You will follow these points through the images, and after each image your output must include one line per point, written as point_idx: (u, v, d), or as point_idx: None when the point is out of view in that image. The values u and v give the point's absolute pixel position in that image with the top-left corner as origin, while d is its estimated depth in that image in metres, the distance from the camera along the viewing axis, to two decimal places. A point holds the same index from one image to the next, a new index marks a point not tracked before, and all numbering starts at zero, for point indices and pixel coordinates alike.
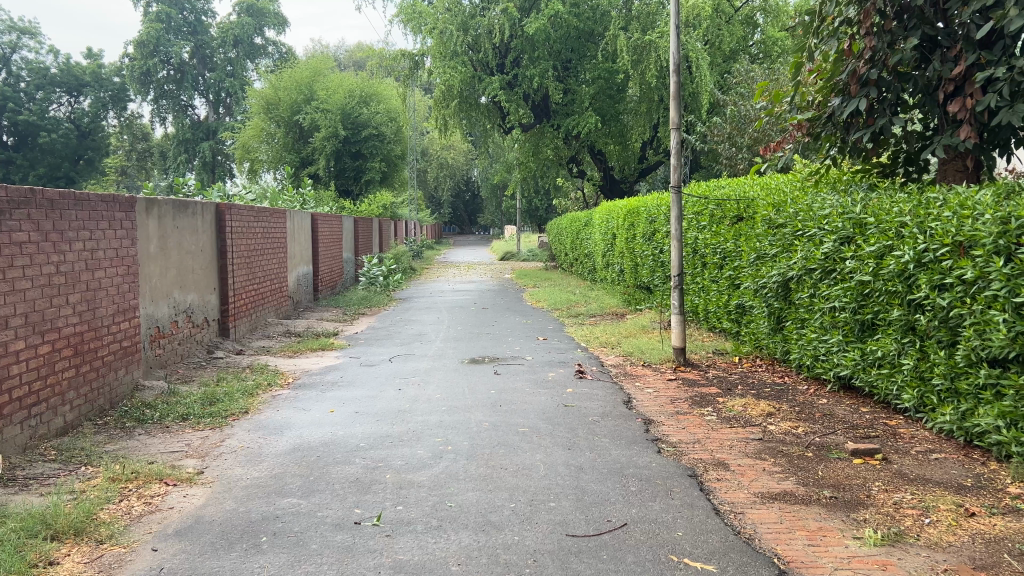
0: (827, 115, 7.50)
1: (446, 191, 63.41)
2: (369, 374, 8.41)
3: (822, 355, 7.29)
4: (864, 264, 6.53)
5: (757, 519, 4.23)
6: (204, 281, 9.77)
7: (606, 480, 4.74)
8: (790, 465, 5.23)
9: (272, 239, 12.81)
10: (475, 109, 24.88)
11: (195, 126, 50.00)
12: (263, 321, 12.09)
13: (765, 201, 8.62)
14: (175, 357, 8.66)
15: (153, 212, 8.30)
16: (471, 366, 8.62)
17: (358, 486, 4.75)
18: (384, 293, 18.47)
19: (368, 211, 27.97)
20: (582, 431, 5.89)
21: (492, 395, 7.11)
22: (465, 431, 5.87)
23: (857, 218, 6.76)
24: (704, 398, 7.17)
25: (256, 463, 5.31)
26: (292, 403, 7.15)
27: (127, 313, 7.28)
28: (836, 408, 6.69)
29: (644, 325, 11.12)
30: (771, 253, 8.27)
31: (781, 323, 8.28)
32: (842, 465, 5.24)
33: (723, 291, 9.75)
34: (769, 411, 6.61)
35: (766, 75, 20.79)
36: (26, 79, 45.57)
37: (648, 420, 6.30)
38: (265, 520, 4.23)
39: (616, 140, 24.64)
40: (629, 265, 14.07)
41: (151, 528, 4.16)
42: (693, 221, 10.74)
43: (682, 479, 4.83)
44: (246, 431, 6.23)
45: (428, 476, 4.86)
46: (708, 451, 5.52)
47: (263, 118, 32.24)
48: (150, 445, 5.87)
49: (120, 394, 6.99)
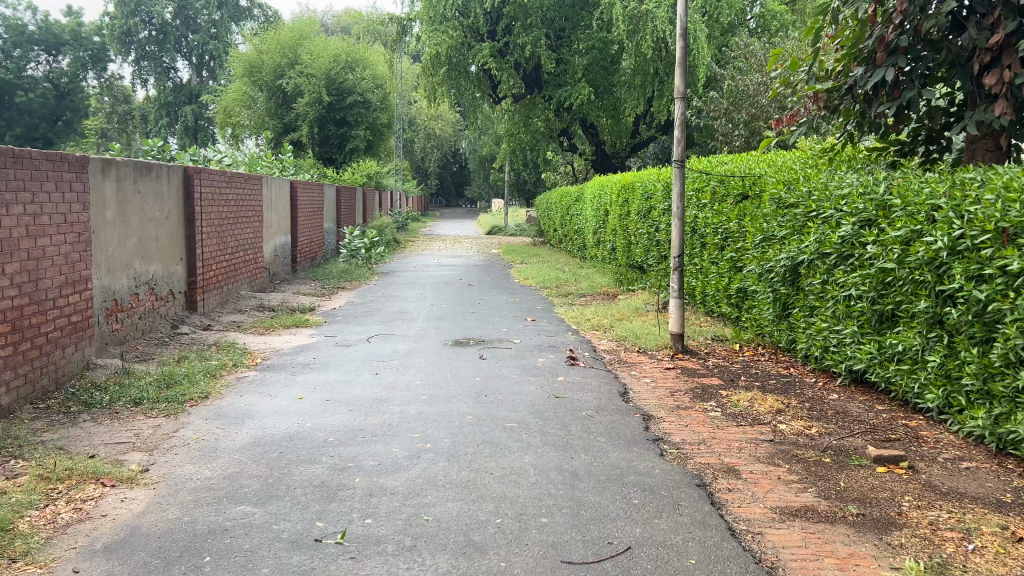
0: (850, 86, 6.88)
1: (433, 162, 62.48)
2: (344, 356, 7.79)
3: (833, 346, 6.76)
4: (887, 250, 5.96)
5: (779, 542, 3.69)
6: (169, 251, 9.11)
7: (604, 491, 4.17)
8: (808, 474, 4.69)
9: (247, 206, 12.12)
10: (464, 77, 24.06)
11: (177, 90, 48.81)
12: (235, 293, 11.43)
13: (774, 178, 8.05)
14: (134, 332, 8.01)
15: (111, 174, 7.60)
16: (455, 350, 8.03)
17: (322, 493, 4.16)
18: (367, 266, 17.85)
19: (352, 179, 27.20)
20: (576, 429, 5.31)
21: (476, 384, 6.51)
22: (446, 426, 5.29)
23: (880, 200, 6.19)
24: (706, 391, 6.63)
25: (209, 461, 4.71)
26: (258, 388, 6.54)
27: (76, 284, 6.60)
28: (849, 405, 6.17)
29: (638, 307, 10.57)
30: (780, 235, 7.70)
31: (787, 310, 7.74)
32: (865, 474, 4.69)
33: (724, 273, 9.20)
34: (778, 408, 6.07)
35: (765, 49, 20.30)
36: (4, 35, 44.38)
37: (648, 416, 5.75)
38: (212, 534, 3.66)
39: (609, 113, 24.02)
40: (622, 243, 13.51)
41: (77, 543, 3.57)
42: (694, 199, 10.12)
43: (689, 491, 4.27)
44: (204, 420, 5.62)
45: (402, 482, 4.28)
46: (715, 454, 4.97)
47: (246, 82, 31.24)
48: (94, 435, 5.25)
49: (67, 373, 6.36)
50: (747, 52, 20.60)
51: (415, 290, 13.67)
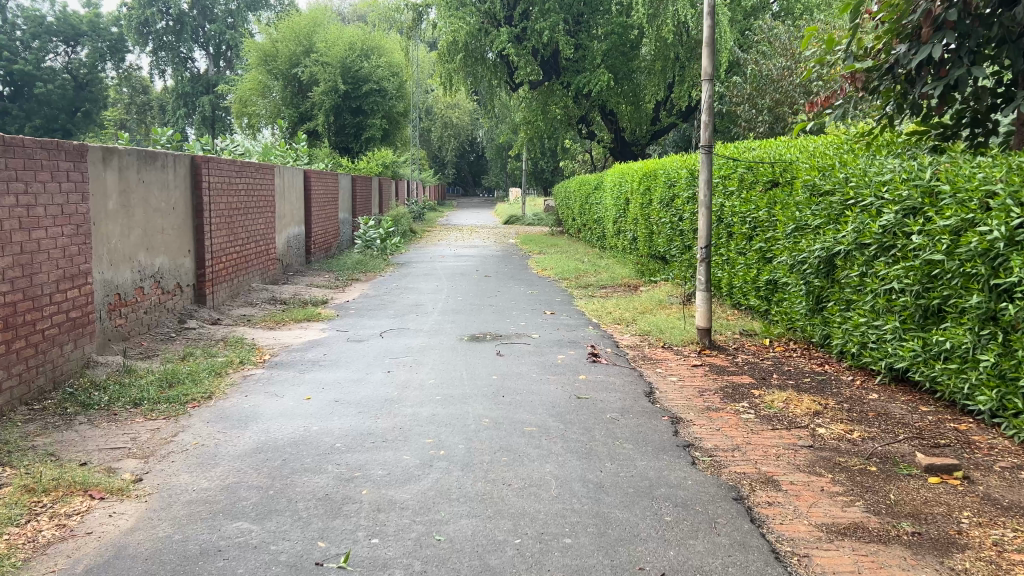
0: (890, 65, 6.30)
1: (450, 151, 62.12)
2: (356, 353, 7.47)
3: (872, 343, 6.35)
4: (934, 241, 5.53)
5: (829, 567, 3.32)
6: (176, 243, 8.82)
7: (633, 506, 3.81)
8: (854, 485, 4.30)
9: (259, 197, 11.83)
10: (481, 64, 23.66)
11: (194, 80, 48.67)
12: (246, 286, 11.14)
13: (807, 164, 7.63)
14: (139, 327, 7.75)
15: (113, 163, 7.30)
16: (471, 346, 7.69)
17: (326, 507, 3.83)
18: (382, 257, 17.52)
19: (368, 169, 26.93)
20: (600, 434, 4.95)
21: (493, 383, 6.16)
22: (461, 430, 4.95)
23: (926, 186, 5.77)
24: (737, 390, 6.24)
25: (206, 469, 4.41)
26: (263, 387, 6.23)
27: (74, 279, 6.31)
28: (891, 407, 5.77)
29: (661, 299, 10.20)
30: (814, 224, 7.29)
31: (820, 304, 7.33)
32: (917, 486, 4.29)
33: (752, 265, 8.78)
34: (816, 410, 5.67)
35: (791, 33, 19.74)
36: (23, 27, 44.43)
37: (677, 419, 5.38)
38: (204, 555, 3.34)
39: (629, 100, 23.51)
40: (643, 233, 13.11)
41: (55, 566, 3.27)
42: (720, 186, 9.69)
43: (727, 505, 3.90)
44: (205, 423, 5.32)
45: (412, 495, 3.94)
46: (752, 463, 4.60)
47: (261, 71, 31.01)
48: (89, 439, 4.96)
49: (65, 371, 6.07)
50: (771, 36, 20.07)
51: (430, 282, 13.31)
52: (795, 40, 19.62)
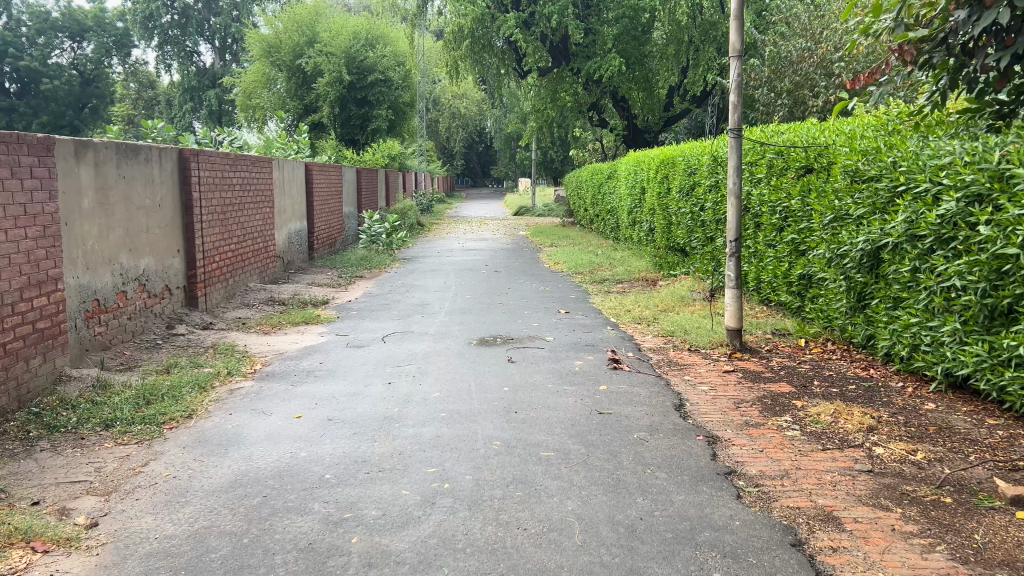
0: (945, 32, 4.91)
1: (458, 141, 61.41)
2: (355, 360, 6.86)
3: (926, 345, 5.68)
4: (1006, 232, 4.88)
5: None
6: (162, 242, 8.21)
7: (672, 558, 3.19)
8: (930, 522, 3.66)
9: (255, 192, 11.22)
10: (488, 51, 22.94)
11: (200, 74, 48.13)
12: (242, 285, 10.53)
13: (848, 147, 6.96)
14: (121, 333, 7.17)
15: (87, 158, 6.69)
16: (479, 351, 7.07)
17: (308, 561, 3.22)
18: (388, 253, 16.87)
19: (374, 161, 26.30)
20: (628, 459, 4.33)
21: (504, 396, 5.55)
22: (469, 457, 4.34)
23: (994, 169, 5.12)
24: (777, 401, 5.59)
25: (175, 508, 3.82)
26: (249, 403, 5.63)
27: (41, 286, 5.71)
28: (952, 419, 5.11)
29: (682, 296, 9.56)
30: (857, 214, 6.63)
31: (863, 301, 6.67)
32: (1005, 523, 3.63)
33: (783, 258, 8.12)
34: (870, 425, 5.01)
35: (810, 13, 19.08)
36: (28, 23, 43.89)
37: (713, 439, 4.75)
38: None
39: (641, 86, 22.90)
40: (660, 224, 12.44)
41: None
42: (747, 174, 9.00)
43: (784, 555, 3.28)
44: (182, 448, 4.72)
45: (410, 545, 3.33)
46: (806, 493, 3.96)
47: (264, 63, 30.41)
48: (48, 471, 4.36)
49: (32, 388, 5.48)
50: (790, 16, 19.67)
51: (437, 279, 12.68)
52: (815, 20, 18.93)
